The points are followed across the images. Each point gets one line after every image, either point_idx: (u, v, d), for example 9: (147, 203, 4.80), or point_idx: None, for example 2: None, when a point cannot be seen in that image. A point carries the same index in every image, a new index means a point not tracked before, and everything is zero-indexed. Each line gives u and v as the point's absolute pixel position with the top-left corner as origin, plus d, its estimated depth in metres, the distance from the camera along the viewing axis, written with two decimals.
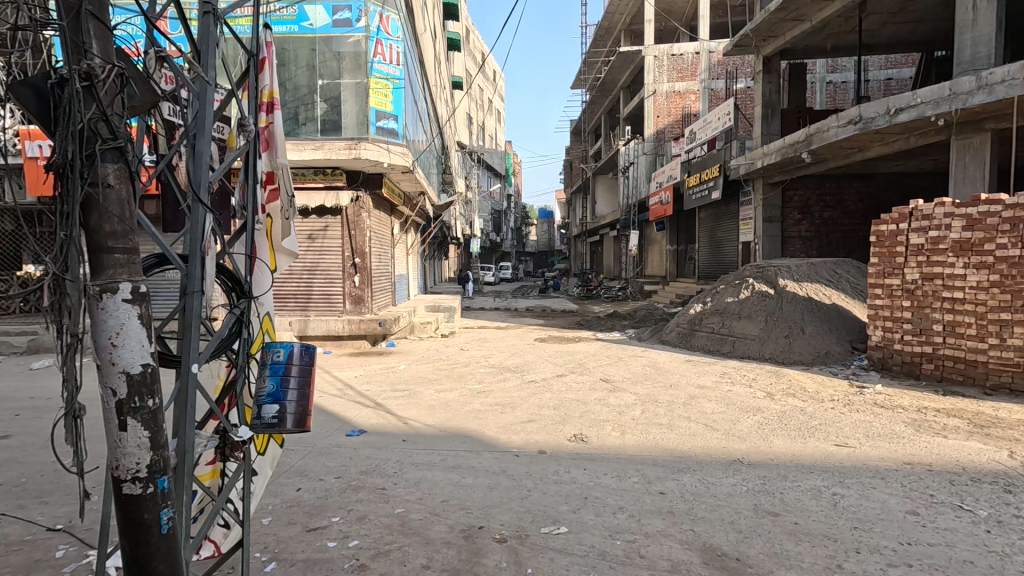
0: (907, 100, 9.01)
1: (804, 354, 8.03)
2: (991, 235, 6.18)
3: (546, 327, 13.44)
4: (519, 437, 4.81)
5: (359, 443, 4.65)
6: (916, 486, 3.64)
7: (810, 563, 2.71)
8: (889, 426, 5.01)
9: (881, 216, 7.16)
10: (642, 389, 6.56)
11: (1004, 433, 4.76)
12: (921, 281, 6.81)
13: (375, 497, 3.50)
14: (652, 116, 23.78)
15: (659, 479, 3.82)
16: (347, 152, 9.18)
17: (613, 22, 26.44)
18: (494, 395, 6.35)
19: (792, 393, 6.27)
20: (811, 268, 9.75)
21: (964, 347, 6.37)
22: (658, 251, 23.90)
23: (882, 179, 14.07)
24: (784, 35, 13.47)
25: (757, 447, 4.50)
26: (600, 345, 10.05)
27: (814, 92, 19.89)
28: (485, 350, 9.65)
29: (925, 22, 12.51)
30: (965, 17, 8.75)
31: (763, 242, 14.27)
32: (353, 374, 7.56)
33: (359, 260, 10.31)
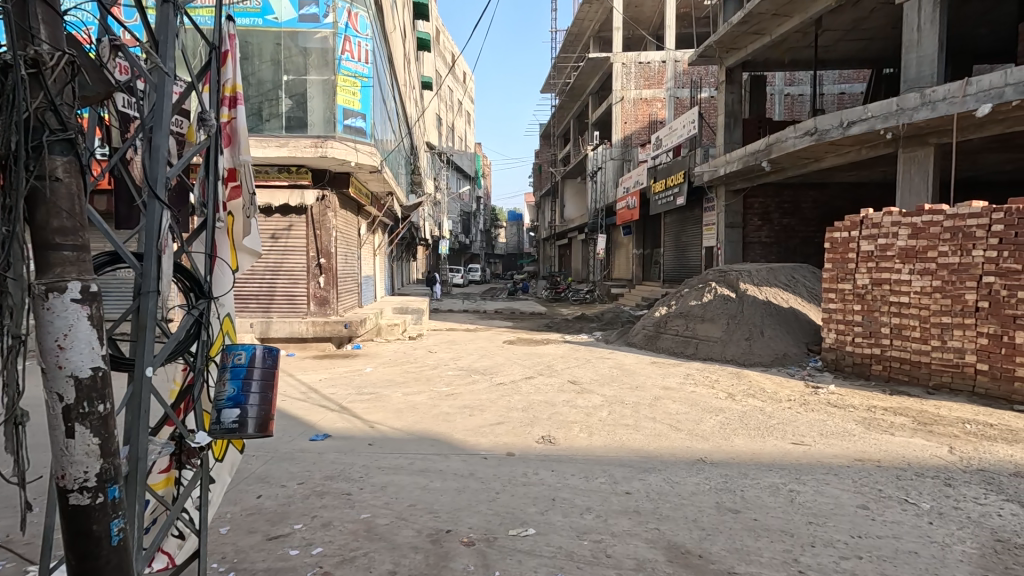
0: (858, 114, 9.47)
1: (764, 355, 8.31)
2: (934, 243, 6.53)
3: (515, 329, 13.47)
4: (487, 439, 4.80)
5: (323, 448, 4.54)
6: (865, 481, 3.82)
7: (768, 558, 2.80)
8: (841, 424, 5.25)
9: (836, 223, 7.53)
10: (608, 390, 6.66)
11: (945, 429, 5.05)
12: (870, 286, 7.17)
13: (340, 503, 3.43)
14: (620, 122, 24.14)
15: (625, 479, 3.88)
16: (313, 150, 9.03)
17: (583, 28, 26.84)
18: (462, 398, 6.32)
19: (752, 394, 6.48)
20: (770, 273, 10.10)
21: (909, 348, 6.73)
22: (624, 254, 24.32)
23: (836, 188, 14.75)
24: (746, 47, 13.97)
25: (719, 446, 4.64)
26: (568, 347, 10.14)
27: (773, 103, 20.69)
28: (454, 352, 9.58)
29: (875, 40, 13.21)
30: (911, 38, 9.28)
31: (724, 247, 14.73)
32: (318, 377, 7.39)
33: (324, 261, 10.08)
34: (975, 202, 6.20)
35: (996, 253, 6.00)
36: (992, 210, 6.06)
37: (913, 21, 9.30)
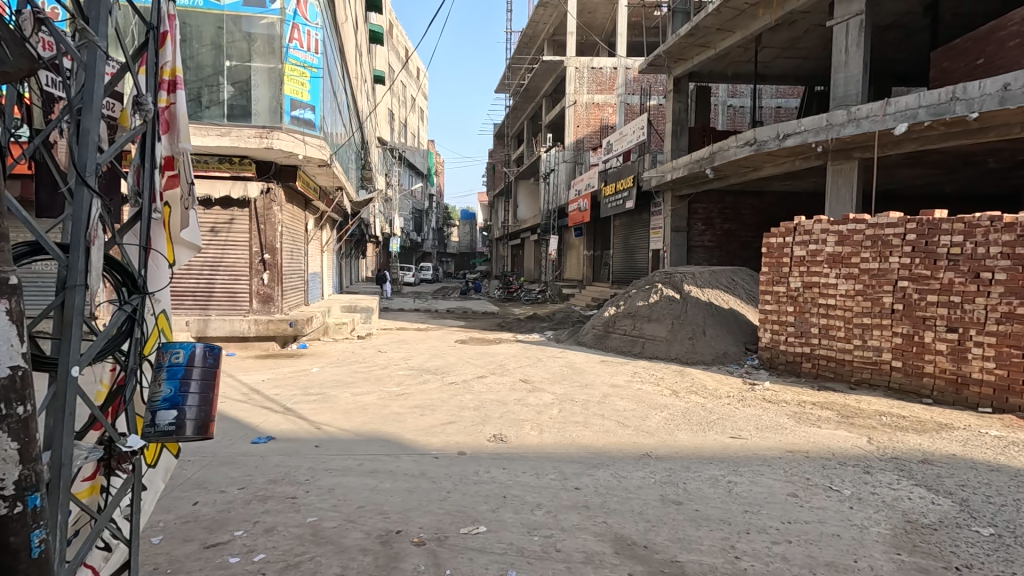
0: (793, 127, 10.09)
1: (705, 354, 8.70)
2: (857, 250, 7.06)
3: (467, 328, 13.42)
4: (439, 438, 4.77)
5: (266, 451, 4.36)
6: (795, 471, 4.09)
7: (707, 546, 2.95)
8: (775, 418, 5.59)
9: (773, 230, 7.98)
10: (559, 389, 6.77)
11: (865, 422, 5.48)
12: (802, 288, 7.66)
13: (285, 507, 3.31)
14: (573, 125, 24.53)
15: (575, 475, 3.97)
16: (257, 140, 8.65)
17: (538, 31, 27.08)
18: (414, 397, 6.24)
19: (695, 391, 6.78)
20: (712, 275, 10.58)
21: (835, 347, 7.24)
22: (575, 255, 24.78)
23: (773, 197, 15.64)
24: (692, 59, 14.55)
25: (664, 441, 4.83)
26: (519, 346, 10.22)
27: (717, 113, 21.69)
28: (405, 352, 9.45)
29: (808, 59, 14.12)
30: (839, 58, 9.97)
31: (670, 250, 15.31)
32: (261, 377, 7.08)
33: (268, 256, 9.69)
34: (892, 213, 6.76)
35: (909, 260, 6.56)
36: (907, 220, 6.63)
37: (841, 43, 10.00)
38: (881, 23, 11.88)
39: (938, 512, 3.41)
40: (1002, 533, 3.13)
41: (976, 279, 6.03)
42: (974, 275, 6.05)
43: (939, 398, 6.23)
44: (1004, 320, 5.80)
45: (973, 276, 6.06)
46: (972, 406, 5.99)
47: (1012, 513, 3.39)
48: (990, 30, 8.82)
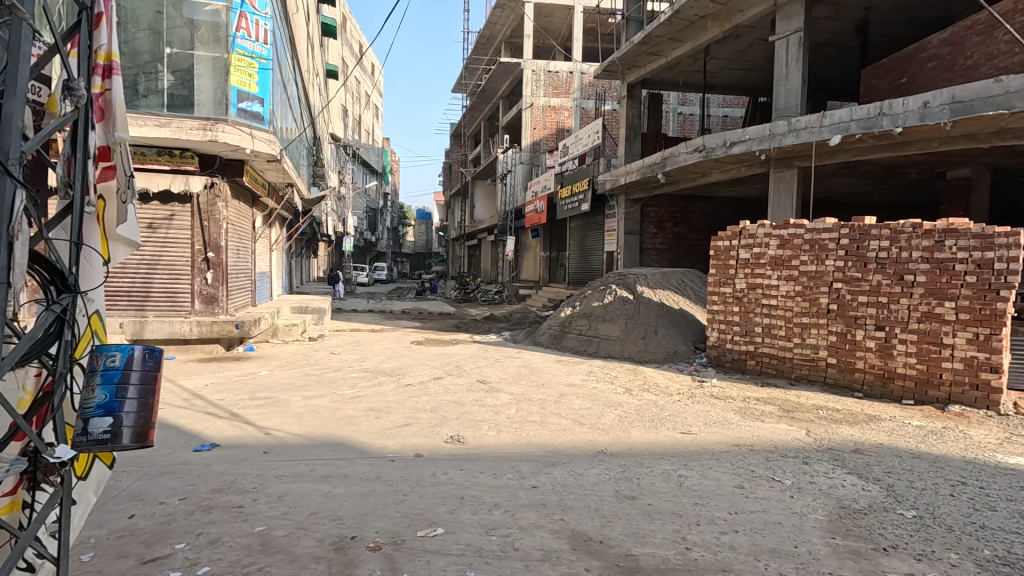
0: (739, 135, 10.56)
1: (657, 353, 8.97)
2: (796, 253, 7.47)
3: (423, 329, 13.25)
4: (396, 441, 4.69)
5: (210, 459, 4.14)
6: (741, 464, 4.28)
7: (660, 538, 3.04)
8: (722, 414, 5.84)
9: (719, 233, 8.32)
10: (516, 389, 6.81)
11: (804, 415, 5.82)
12: (746, 290, 8.03)
13: (231, 517, 3.16)
14: (529, 127, 24.68)
15: (532, 473, 4.00)
16: (200, 133, 8.11)
17: (495, 32, 27.13)
18: (369, 400, 6.11)
19: (647, 389, 6.98)
20: (664, 277, 10.93)
21: (777, 345, 7.63)
22: (532, 256, 24.97)
23: (720, 202, 16.32)
24: (645, 66, 14.98)
25: (618, 438, 4.94)
26: (477, 347, 10.19)
27: (668, 120, 22.44)
28: (359, 353, 9.23)
29: (752, 71, 14.84)
30: (781, 72, 10.53)
31: (624, 252, 15.72)
32: (204, 382, 6.73)
33: (212, 254, 9.23)
34: (827, 219, 7.21)
35: (843, 263, 7.02)
36: (840, 226, 7.08)
37: (782, 57, 10.55)
38: (817, 40, 12.65)
39: (867, 498, 3.66)
40: (923, 514, 3.40)
41: (900, 282, 6.52)
42: (898, 277, 6.54)
43: (868, 392, 6.69)
44: (924, 319, 6.30)
45: (898, 279, 6.54)
46: (897, 398, 6.47)
47: (931, 496, 3.70)
48: (913, 52, 9.55)
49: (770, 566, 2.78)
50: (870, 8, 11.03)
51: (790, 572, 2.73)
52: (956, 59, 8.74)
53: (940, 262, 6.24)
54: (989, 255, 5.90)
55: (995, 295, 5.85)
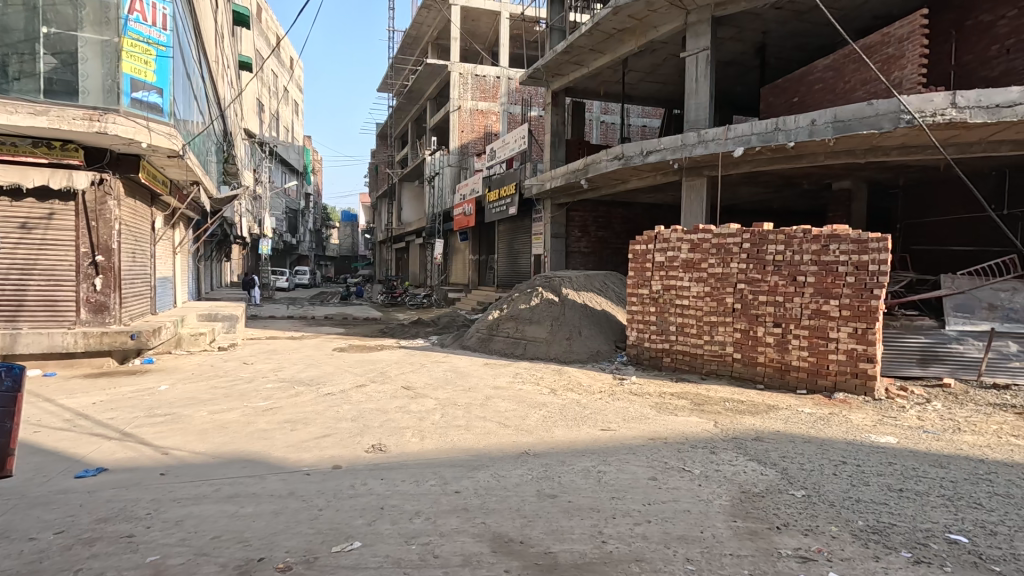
0: (654, 145, 11.13)
1: (581, 353, 9.25)
2: (706, 256, 7.99)
3: (346, 335, 12.77)
4: (312, 453, 4.48)
5: (95, 486, 3.73)
6: (656, 457, 4.50)
7: (578, 534, 3.13)
8: (640, 409, 6.13)
9: (637, 238, 8.72)
10: (442, 393, 6.75)
11: (713, 407, 6.24)
12: (662, 291, 8.48)
13: (118, 548, 2.86)
14: (457, 130, 24.57)
15: (455, 478, 3.97)
16: (86, 123, 7.32)
17: (421, 32, 26.85)
18: (284, 411, 5.78)
19: (571, 388, 7.18)
20: (587, 279, 11.29)
21: (689, 343, 8.12)
22: (460, 259, 24.87)
23: (639, 207, 17.15)
24: (568, 75, 15.43)
25: (542, 438, 5.03)
26: (403, 352, 10.00)
27: (591, 128, 23.30)
28: (274, 362, 8.73)
29: (667, 84, 15.74)
30: (691, 86, 11.25)
31: (551, 255, 16.10)
32: (92, 400, 6.05)
33: (102, 258, 8.35)
34: (731, 224, 7.78)
35: (745, 265, 7.60)
36: (742, 231, 7.67)
37: (692, 73, 11.27)
38: (723, 59, 13.65)
39: (764, 481, 3.98)
40: (810, 493, 3.76)
41: (794, 282, 7.17)
42: (792, 278, 7.19)
43: (768, 383, 7.30)
44: (814, 316, 6.97)
45: (791, 279, 7.19)
46: (792, 388, 7.11)
47: (817, 476, 4.10)
48: (803, 74, 10.57)
49: (678, 552, 2.94)
50: (767, 32, 12.07)
51: (696, 556, 2.91)
52: (837, 83, 9.78)
53: (826, 264, 6.94)
54: (865, 258, 6.64)
55: (870, 293, 6.59)
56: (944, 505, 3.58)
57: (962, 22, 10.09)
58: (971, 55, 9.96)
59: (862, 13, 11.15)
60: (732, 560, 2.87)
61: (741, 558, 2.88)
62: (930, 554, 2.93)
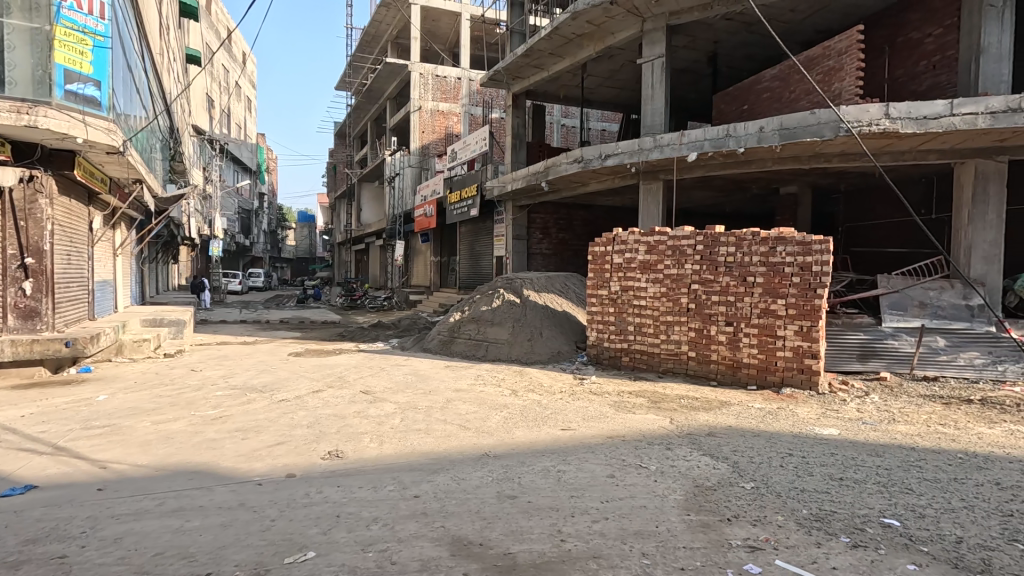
0: (613, 149, 11.33)
1: (543, 354, 9.33)
2: (662, 258, 8.20)
3: (302, 339, 12.39)
4: (264, 462, 4.32)
5: (23, 505, 3.47)
6: (614, 454, 4.59)
7: (537, 534, 3.15)
8: (599, 408, 6.23)
9: (596, 239, 8.85)
10: (402, 397, 6.66)
11: (669, 405, 6.40)
12: (620, 292, 8.64)
13: (48, 571, 2.67)
14: (417, 131, 24.29)
15: (414, 483, 3.92)
16: (14, 116, 6.83)
17: (380, 30, 26.46)
18: (235, 420, 5.56)
19: (531, 389, 7.22)
20: (547, 280, 11.39)
21: (647, 342, 8.31)
22: (421, 261, 24.59)
23: (599, 210, 17.44)
24: (528, 78, 15.54)
25: (503, 439, 5.04)
26: (362, 356, 9.80)
27: (552, 131, 23.57)
28: (225, 369, 8.38)
29: (625, 90, 16.12)
30: (647, 92, 11.53)
31: (512, 257, 16.17)
32: (21, 413, 5.63)
33: (32, 261, 7.79)
34: (686, 227, 8.02)
35: (699, 266, 7.86)
36: (696, 234, 7.92)
37: (648, 79, 11.56)
38: (678, 66, 14.08)
39: (717, 475, 4.13)
40: (759, 485, 3.92)
41: (744, 282, 7.46)
42: (742, 279, 7.48)
43: (721, 379, 7.58)
44: (763, 315, 7.28)
45: (742, 280, 7.49)
46: (743, 384, 7.41)
47: (766, 468, 4.28)
48: (751, 83, 11.03)
49: (634, 547, 3.00)
50: (718, 42, 12.54)
51: (651, 550, 2.98)
52: (783, 92, 10.26)
53: (773, 265, 7.26)
54: (809, 260, 7.00)
55: (814, 293, 6.94)
56: (879, 491, 3.81)
57: (894, 39, 10.81)
58: (902, 69, 10.67)
59: (805, 27, 11.77)
60: (685, 553, 2.95)
61: (694, 551, 2.97)
62: (866, 538, 3.11)
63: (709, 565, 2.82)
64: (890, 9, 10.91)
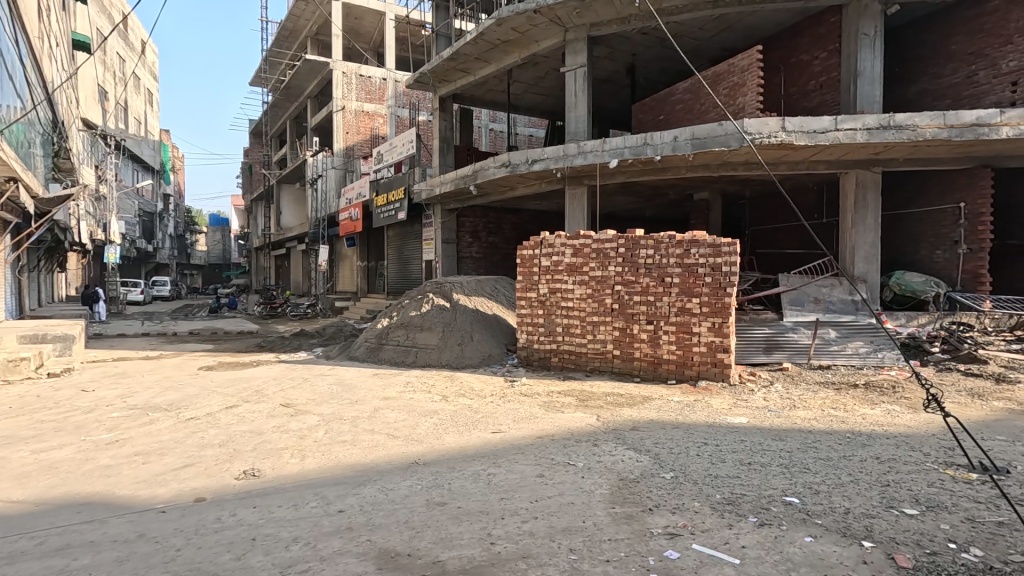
0: (539, 154, 11.56)
1: (473, 358, 9.32)
2: (587, 261, 8.46)
3: (215, 352, 11.50)
4: (168, 487, 3.97)
5: None
6: (544, 454, 4.67)
7: (467, 539, 3.13)
8: (529, 409, 6.32)
9: (524, 243, 8.95)
10: (326, 408, 6.37)
11: (597, 402, 6.61)
12: (548, 294, 8.80)
13: None
14: (341, 131, 23.41)
15: (338, 497, 3.76)
16: None
17: (299, 25, 25.35)
18: (135, 442, 5.06)
19: (462, 393, 7.19)
20: (477, 284, 11.38)
21: (575, 342, 8.53)
22: (347, 266, 23.72)
23: (527, 214, 17.71)
24: (455, 81, 15.50)
25: (432, 446, 4.97)
26: (282, 367, 9.29)
27: (480, 135, 23.68)
28: (122, 387, 7.59)
29: (550, 96, 16.49)
30: (571, 100, 11.88)
31: (442, 260, 16.04)
32: None
33: None
34: (609, 230, 8.34)
35: (621, 268, 8.20)
36: (618, 237, 8.26)
37: (571, 87, 11.92)
38: (599, 76, 14.65)
39: (639, 467, 4.32)
40: (678, 474, 4.15)
41: (662, 283, 7.87)
42: (661, 279, 7.89)
43: (643, 376, 7.95)
44: (680, 313, 7.72)
45: (660, 281, 7.89)
46: (664, 379, 7.82)
47: (684, 458, 4.53)
48: (666, 95, 11.70)
49: (562, 544, 3.06)
50: (635, 54, 13.19)
51: (579, 545, 3.05)
52: (694, 105, 10.96)
53: (689, 266, 7.72)
54: (719, 261, 7.51)
55: (724, 291, 7.47)
56: (782, 473, 4.15)
57: (788, 59, 11.88)
58: (795, 87, 11.76)
59: (712, 45, 12.65)
60: (610, 545, 3.05)
61: (619, 542, 3.08)
62: (771, 517, 3.38)
63: (633, 555, 2.94)
64: (783, 32, 12.02)
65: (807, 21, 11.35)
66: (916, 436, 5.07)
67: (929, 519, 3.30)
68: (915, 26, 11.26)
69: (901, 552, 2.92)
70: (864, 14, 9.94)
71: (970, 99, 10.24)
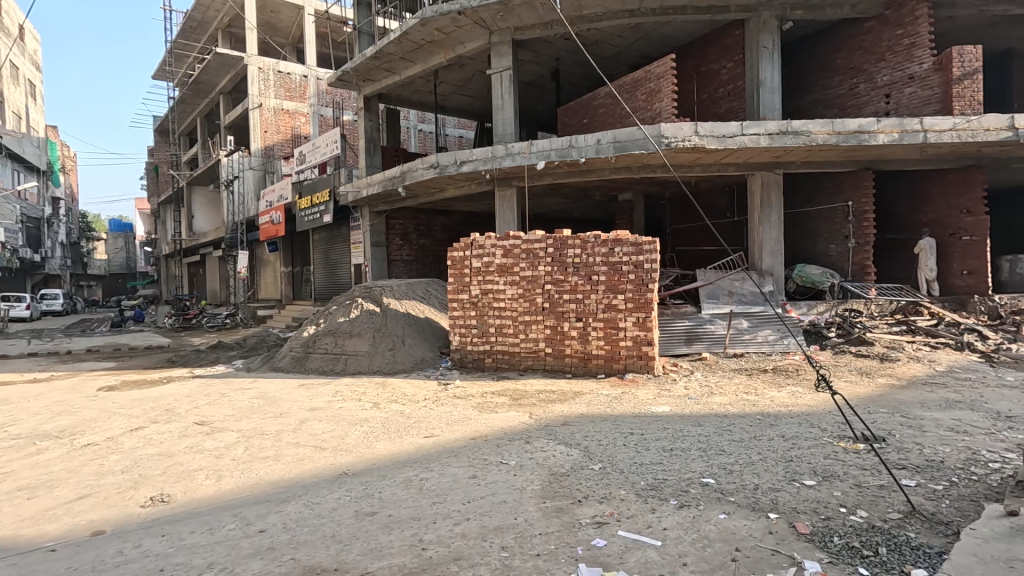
0: (467, 155, 11.55)
1: (405, 363, 9.13)
2: (517, 262, 8.56)
3: (117, 371, 10.45)
4: (60, 523, 3.58)
5: None
6: (477, 455, 4.67)
7: (396, 547, 3.07)
8: (462, 411, 6.31)
9: (454, 244, 8.89)
10: (246, 424, 6.01)
11: (530, 400, 6.71)
12: (480, 295, 8.80)
13: None
14: (258, 130, 22.19)
15: (259, 517, 3.56)
16: None
17: (207, 17, 23.75)
18: (18, 476, 4.51)
19: (394, 399, 7.04)
20: (408, 287, 11.20)
21: (508, 342, 8.61)
22: (269, 271, 22.44)
23: (458, 216, 17.63)
24: (379, 81, 15.13)
25: (362, 454, 4.84)
26: (197, 383, 8.64)
27: (408, 136, 23.32)
28: (2, 416, 6.72)
29: (477, 98, 16.55)
30: (497, 102, 11.98)
31: (372, 264, 15.60)
32: None
33: None
34: (537, 231, 8.48)
35: (550, 268, 8.37)
36: (546, 237, 8.42)
37: (498, 90, 12.02)
38: (525, 79, 14.88)
39: (570, 461, 4.44)
40: (605, 464, 4.31)
41: (590, 281, 8.13)
42: (588, 277, 8.15)
43: (574, 371, 8.19)
44: (607, 310, 8.01)
45: (587, 279, 8.15)
46: (593, 374, 8.09)
47: (612, 448, 4.71)
48: (590, 99, 12.08)
49: (494, 542, 3.09)
50: (559, 59, 13.52)
51: (510, 542, 3.09)
52: (616, 109, 11.40)
53: (613, 265, 8.03)
54: (641, 258, 7.89)
55: (646, 288, 7.85)
56: (700, 456, 4.43)
57: (699, 67, 12.64)
58: (706, 94, 12.55)
59: (631, 52, 13.23)
60: (541, 539, 3.12)
61: (549, 535, 3.16)
62: (690, 498, 3.59)
63: (562, 546, 3.02)
64: (693, 43, 12.80)
65: (714, 33, 12.16)
66: (815, 413, 5.59)
67: (824, 487, 3.66)
68: (807, 41, 12.40)
69: (801, 520, 3.20)
70: (764, 29, 10.80)
71: (854, 109, 11.43)
